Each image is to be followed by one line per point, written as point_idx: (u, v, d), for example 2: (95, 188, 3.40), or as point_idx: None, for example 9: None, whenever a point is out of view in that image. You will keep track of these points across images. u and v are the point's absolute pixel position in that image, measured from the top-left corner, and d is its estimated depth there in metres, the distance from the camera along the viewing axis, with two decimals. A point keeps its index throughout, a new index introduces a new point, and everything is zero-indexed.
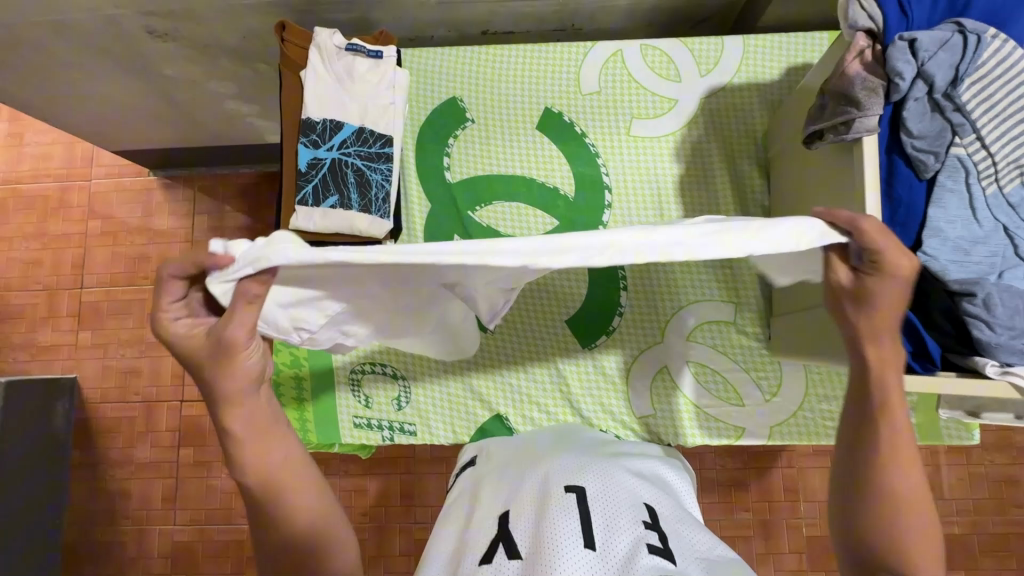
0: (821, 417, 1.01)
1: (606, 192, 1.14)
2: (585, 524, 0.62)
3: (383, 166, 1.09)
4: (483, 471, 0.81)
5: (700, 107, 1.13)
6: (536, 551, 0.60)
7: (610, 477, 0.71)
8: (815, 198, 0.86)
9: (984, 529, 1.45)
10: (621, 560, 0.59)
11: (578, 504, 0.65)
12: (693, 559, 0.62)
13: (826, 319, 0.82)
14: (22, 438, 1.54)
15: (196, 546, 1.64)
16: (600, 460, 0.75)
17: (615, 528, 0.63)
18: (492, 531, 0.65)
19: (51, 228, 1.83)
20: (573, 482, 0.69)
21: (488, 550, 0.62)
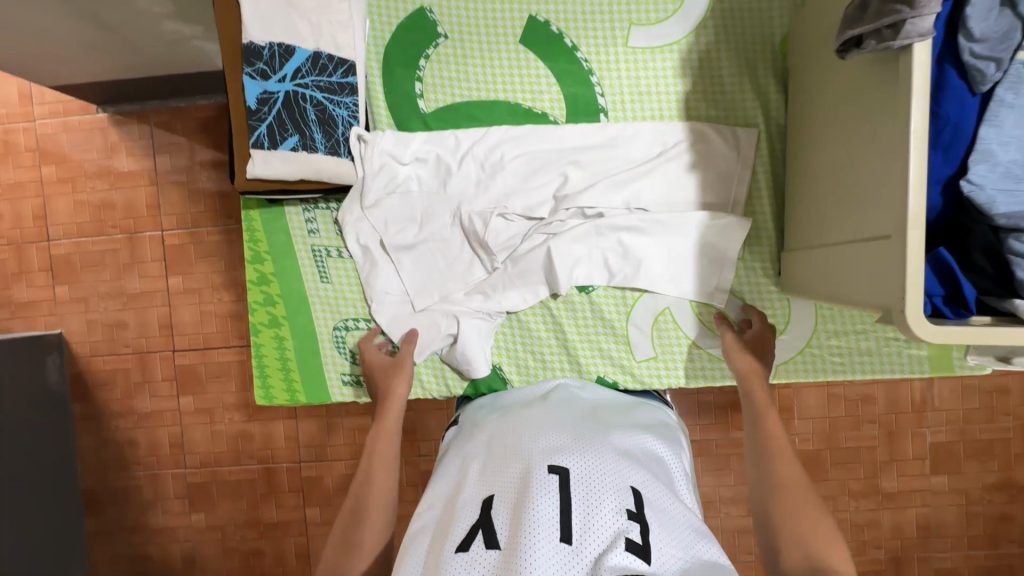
0: (828, 352, 1.03)
1: (602, 117, 1.02)
2: (566, 514, 0.62)
3: (346, 99, 0.99)
4: (467, 442, 0.82)
5: (710, 9, 0.98)
6: (513, 540, 0.60)
7: (599, 460, 0.70)
8: (847, 116, 0.77)
9: (970, 436, 1.50)
10: (596, 555, 0.59)
11: (560, 491, 0.64)
12: (671, 556, 0.62)
13: (842, 258, 0.77)
14: (18, 397, 1.53)
15: (211, 486, 1.69)
16: (589, 439, 0.75)
17: (595, 518, 0.63)
18: (471, 514, 0.65)
19: (3, 176, 1.68)
20: (558, 464, 0.69)
21: (466, 535, 0.62)
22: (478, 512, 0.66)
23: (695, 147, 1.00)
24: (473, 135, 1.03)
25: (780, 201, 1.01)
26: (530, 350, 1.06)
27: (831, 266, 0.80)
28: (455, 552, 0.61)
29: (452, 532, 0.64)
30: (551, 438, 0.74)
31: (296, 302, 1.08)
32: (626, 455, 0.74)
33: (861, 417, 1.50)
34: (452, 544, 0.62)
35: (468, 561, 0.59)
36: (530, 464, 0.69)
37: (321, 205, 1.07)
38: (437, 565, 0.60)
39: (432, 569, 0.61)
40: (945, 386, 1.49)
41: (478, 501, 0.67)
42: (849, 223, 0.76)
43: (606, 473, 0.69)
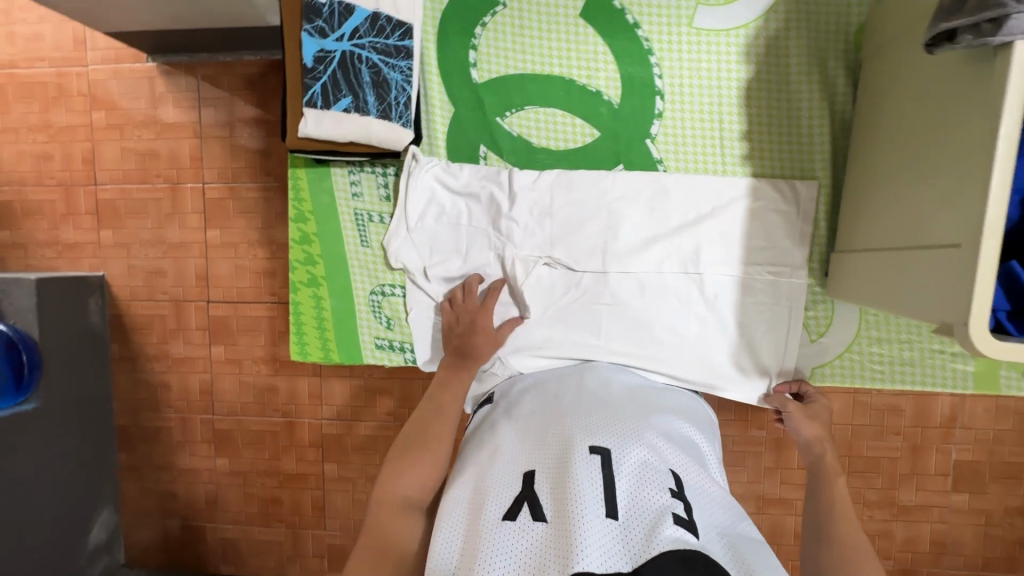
0: (869, 357, 1.01)
1: (658, 99, 0.99)
2: (610, 490, 0.63)
3: (401, 63, 0.98)
4: (501, 417, 0.83)
5: None
6: (560, 513, 0.60)
7: (638, 440, 0.71)
8: (924, 117, 0.73)
9: (997, 457, 1.46)
10: (645, 525, 0.59)
11: (603, 468, 0.65)
12: (715, 534, 0.62)
13: (900, 268, 0.75)
14: (62, 332, 1.61)
15: (236, 434, 1.76)
16: (627, 420, 0.76)
17: (639, 496, 0.63)
18: (514, 488, 0.65)
19: (55, 119, 1.73)
20: (598, 443, 0.70)
21: (511, 506, 0.63)
22: (520, 485, 0.66)
23: (750, 139, 0.98)
24: (525, 117, 1.02)
25: (835, 202, 0.98)
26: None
27: (886, 274, 0.78)
28: (501, 521, 0.61)
29: (495, 503, 0.64)
30: (589, 418, 0.76)
31: (335, 263, 1.10)
32: (663, 438, 0.75)
33: (885, 428, 1.47)
34: (499, 514, 0.62)
35: (516, 531, 0.59)
36: (572, 442, 0.70)
37: (366, 168, 1.07)
38: (483, 532, 0.60)
39: (476, 536, 0.61)
40: (977, 405, 1.45)
41: (518, 474, 0.68)
42: (914, 232, 0.73)
43: (647, 454, 0.69)
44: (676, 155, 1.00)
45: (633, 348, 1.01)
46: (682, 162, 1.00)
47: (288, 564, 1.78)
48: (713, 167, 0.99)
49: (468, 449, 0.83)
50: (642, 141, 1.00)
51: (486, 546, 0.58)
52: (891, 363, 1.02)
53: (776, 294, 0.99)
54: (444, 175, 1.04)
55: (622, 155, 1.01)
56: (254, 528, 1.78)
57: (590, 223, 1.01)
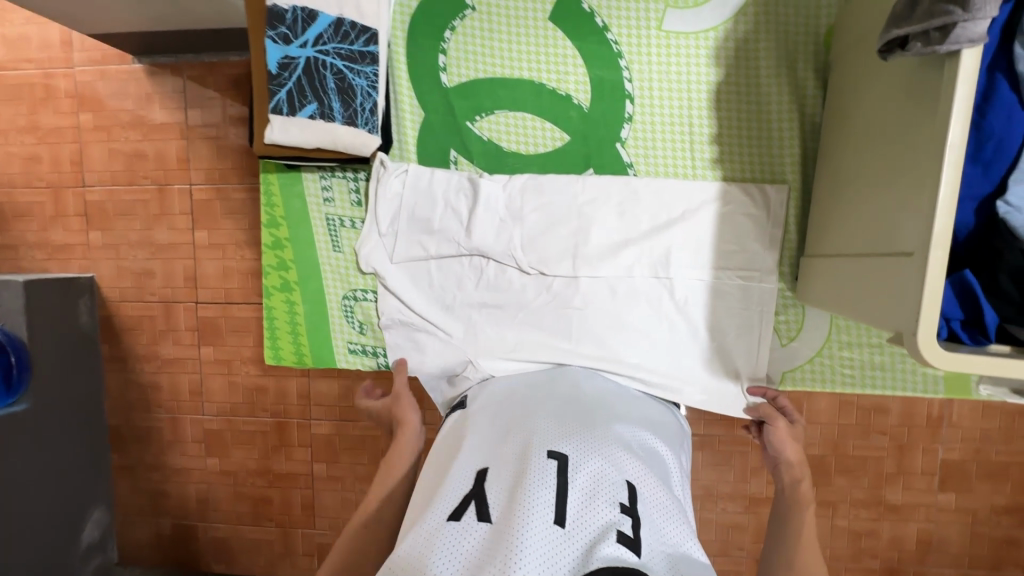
0: (839, 363, 1.02)
1: (628, 102, 0.98)
2: (561, 498, 0.63)
3: (367, 68, 0.97)
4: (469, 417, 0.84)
5: None
6: (506, 516, 0.61)
7: (598, 450, 0.71)
8: (886, 122, 0.73)
9: (984, 456, 1.45)
10: (588, 538, 0.60)
11: (556, 475, 0.65)
12: (660, 551, 0.62)
13: (861, 273, 0.74)
14: (51, 334, 1.62)
15: (225, 433, 1.77)
16: (591, 428, 0.76)
17: (589, 505, 0.63)
18: (466, 487, 0.66)
19: (43, 120, 1.73)
20: (556, 449, 0.70)
21: (459, 505, 0.64)
22: (473, 486, 0.67)
23: (720, 142, 0.97)
24: (495, 120, 1.02)
25: (806, 206, 0.97)
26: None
27: (850, 279, 0.78)
28: (446, 521, 0.62)
29: (445, 502, 0.65)
30: (551, 423, 0.76)
31: (308, 268, 1.10)
32: (625, 448, 0.75)
33: (871, 427, 1.47)
34: (447, 513, 0.63)
35: (461, 531, 0.60)
36: (530, 446, 0.70)
37: (338, 173, 1.07)
38: (429, 528, 0.61)
39: (422, 532, 0.62)
40: (964, 404, 1.44)
41: (474, 471, 0.69)
42: (871, 240, 0.74)
43: (604, 464, 0.69)
44: (646, 159, 1.00)
45: (603, 352, 1.01)
46: (652, 166, 1.00)
47: (279, 562, 1.80)
48: (682, 171, 0.99)
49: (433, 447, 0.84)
50: (613, 145, 1.00)
51: (429, 543, 0.59)
52: (862, 366, 1.02)
53: (747, 301, 0.99)
54: (414, 179, 1.03)
55: (593, 159, 1.01)
56: (245, 526, 1.80)
57: (560, 228, 1.01)
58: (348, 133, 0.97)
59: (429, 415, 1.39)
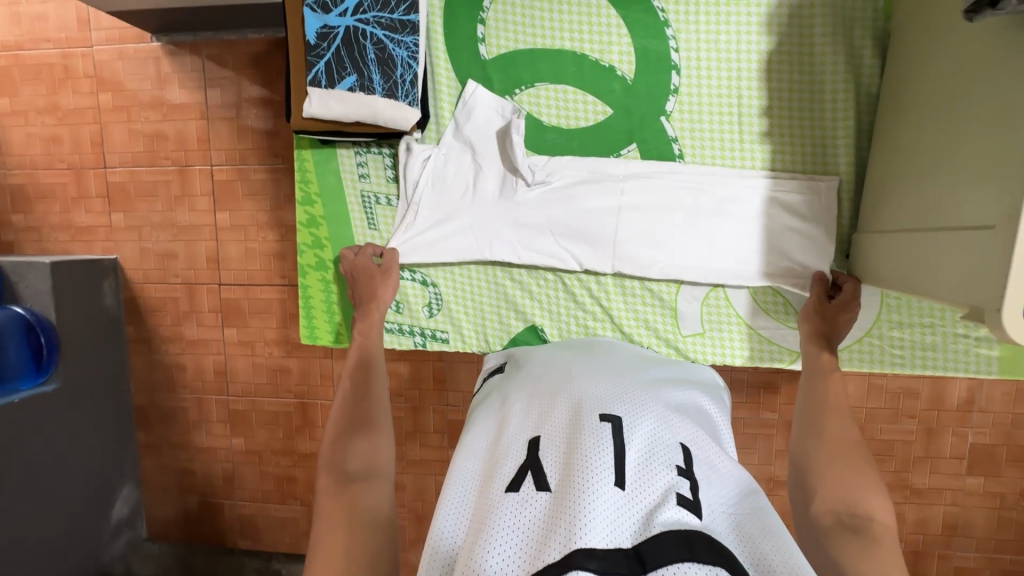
0: (889, 342, 1.00)
1: (674, 73, 0.95)
2: (618, 460, 0.62)
3: (407, 38, 0.94)
4: (510, 385, 0.82)
5: None
6: (565, 484, 0.60)
7: (649, 414, 0.71)
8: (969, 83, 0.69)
9: (1016, 441, 1.43)
10: (649, 503, 0.59)
11: (611, 437, 0.65)
12: (721, 513, 0.62)
13: (933, 242, 0.72)
14: (78, 314, 1.63)
15: (250, 413, 1.79)
16: (639, 389, 0.76)
17: (647, 469, 0.63)
18: (520, 456, 0.66)
19: (62, 101, 1.72)
20: (608, 411, 0.69)
21: (516, 476, 0.63)
22: (527, 456, 0.66)
23: (770, 113, 0.94)
24: (535, 94, 0.99)
25: (859, 181, 0.94)
26: (575, 316, 1.05)
27: (915, 250, 0.76)
28: (505, 492, 0.61)
29: (501, 473, 0.64)
30: (601, 385, 0.76)
31: (343, 247, 1.09)
32: (675, 411, 0.75)
33: (900, 411, 1.45)
34: (503, 484, 0.62)
35: (521, 502, 0.59)
36: (581, 409, 0.70)
37: (372, 149, 1.06)
38: (488, 502, 0.61)
39: (484, 502, 0.62)
40: (997, 389, 1.42)
41: (526, 442, 0.67)
42: (938, 214, 0.72)
43: (656, 426, 0.69)
44: (692, 133, 0.97)
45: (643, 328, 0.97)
46: (698, 141, 0.97)
47: (303, 539, 1.83)
48: (729, 145, 0.96)
49: (476, 409, 0.83)
50: (657, 119, 0.97)
51: (490, 515, 0.59)
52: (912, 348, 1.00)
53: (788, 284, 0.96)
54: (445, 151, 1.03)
55: (636, 132, 0.98)
56: (270, 504, 1.82)
57: (599, 204, 0.99)
58: (387, 106, 0.95)
59: (454, 396, 1.39)
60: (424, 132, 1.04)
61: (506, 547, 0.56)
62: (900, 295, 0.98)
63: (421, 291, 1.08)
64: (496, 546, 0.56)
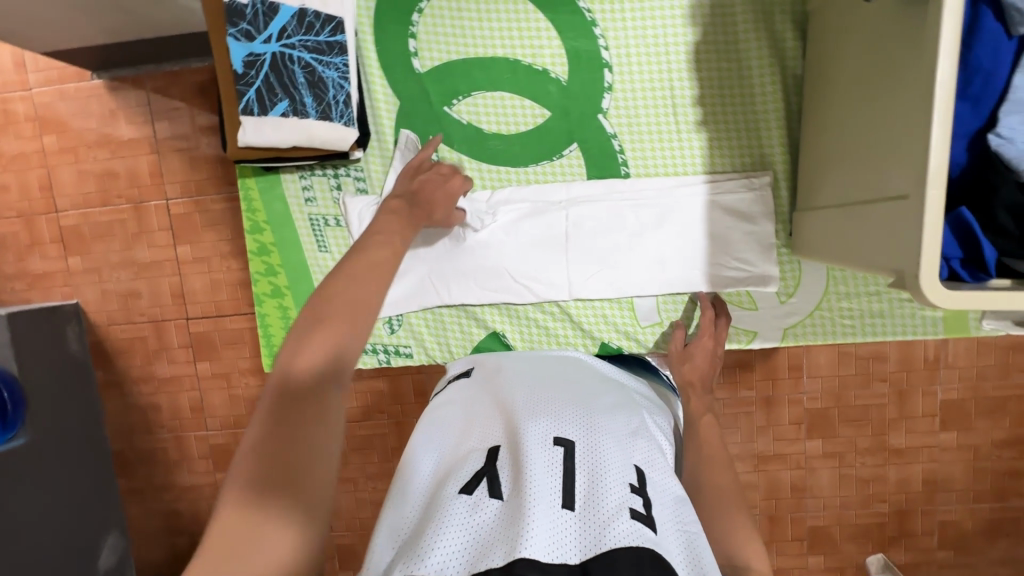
0: (840, 314, 1.02)
1: (606, 71, 0.97)
2: (571, 478, 0.63)
3: (336, 59, 0.95)
4: (474, 392, 0.82)
5: None
6: (517, 491, 0.60)
7: (606, 431, 0.72)
8: (872, 60, 0.72)
9: (982, 392, 1.48)
10: (603, 518, 0.59)
11: (563, 459, 0.65)
12: (672, 534, 0.63)
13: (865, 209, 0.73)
14: (41, 365, 1.59)
15: (232, 446, 1.76)
16: (600, 407, 0.77)
17: (602, 486, 0.63)
18: (478, 461, 0.65)
19: (5, 147, 1.68)
20: (565, 430, 0.70)
21: (471, 479, 0.63)
22: (486, 462, 0.65)
23: (705, 101, 0.96)
24: (473, 102, 1.00)
25: (793, 161, 0.97)
26: (535, 319, 1.05)
27: (846, 229, 0.78)
28: (459, 495, 0.61)
29: (458, 476, 0.64)
30: (562, 398, 0.76)
31: (297, 272, 1.08)
32: (634, 430, 0.76)
33: (871, 375, 1.49)
34: (458, 487, 0.62)
35: (473, 505, 0.59)
36: (540, 420, 0.70)
37: (317, 171, 1.05)
38: (440, 504, 0.61)
39: (432, 506, 0.62)
40: (959, 344, 1.46)
41: (485, 450, 0.67)
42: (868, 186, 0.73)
43: (614, 444, 0.70)
44: (630, 128, 0.98)
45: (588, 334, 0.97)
46: (636, 135, 0.99)
47: None
48: (667, 136, 0.98)
49: (436, 406, 0.82)
50: (595, 117, 0.98)
51: (439, 517, 0.58)
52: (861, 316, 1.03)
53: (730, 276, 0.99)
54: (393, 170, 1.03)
55: (576, 133, 0.99)
56: None
57: (546, 205, 1.01)
58: (325, 128, 0.94)
59: None
60: (366, 150, 1.03)
61: (454, 549, 0.55)
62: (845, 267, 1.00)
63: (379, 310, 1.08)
64: (441, 546, 0.55)
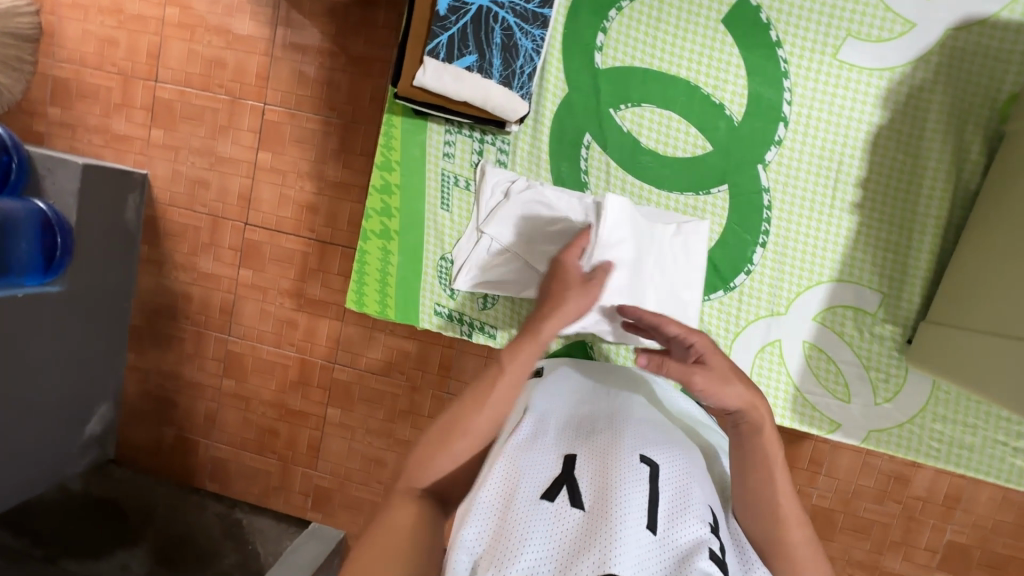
0: (929, 433, 1.03)
1: (781, 125, 0.98)
2: (654, 501, 0.67)
3: (536, 31, 0.96)
4: (546, 392, 0.87)
5: (940, 43, 0.93)
6: (598, 508, 0.65)
7: (686, 463, 0.75)
8: None
9: (991, 547, 1.44)
10: (677, 554, 0.64)
11: (647, 480, 0.69)
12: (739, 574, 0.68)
13: None
14: (97, 224, 1.59)
15: (247, 359, 1.76)
16: (674, 437, 0.80)
17: (681, 517, 0.67)
18: (556, 468, 0.70)
19: (127, 5, 1.68)
20: (648, 453, 0.73)
21: (551, 486, 0.68)
22: (562, 468, 0.70)
23: (863, 185, 0.99)
24: (642, 110, 1.02)
25: (938, 272, 0.98)
26: (626, 338, 1.09)
27: (973, 364, 0.85)
28: (540, 500, 0.66)
29: (538, 479, 0.69)
30: (642, 424, 0.80)
31: (411, 221, 1.11)
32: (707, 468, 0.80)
33: (888, 493, 1.46)
34: (539, 491, 0.67)
35: (556, 515, 0.64)
36: (623, 443, 0.74)
37: (463, 131, 1.07)
38: (527, 508, 0.65)
39: (517, 501, 0.66)
40: (985, 492, 1.43)
41: (562, 455, 0.72)
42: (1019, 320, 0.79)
43: (692, 477, 0.74)
44: (785, 186, 1.00)
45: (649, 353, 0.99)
46: (789, 195, 1.00)
47: (272, 493, 1.81)
48: (818, 208, 1.00)
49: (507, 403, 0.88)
50: (755, 166, 1.00)
51: (526, 521, 0.63)
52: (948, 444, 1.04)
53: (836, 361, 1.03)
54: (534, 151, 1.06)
55: (729, 174, 1.01)
56: (246, 452, 1.80)
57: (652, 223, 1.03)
58: (502, 97, 0.95)
59: None
60: (520, 127, 1.05)
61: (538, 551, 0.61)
62: (950, 390, 1.01)
63: None
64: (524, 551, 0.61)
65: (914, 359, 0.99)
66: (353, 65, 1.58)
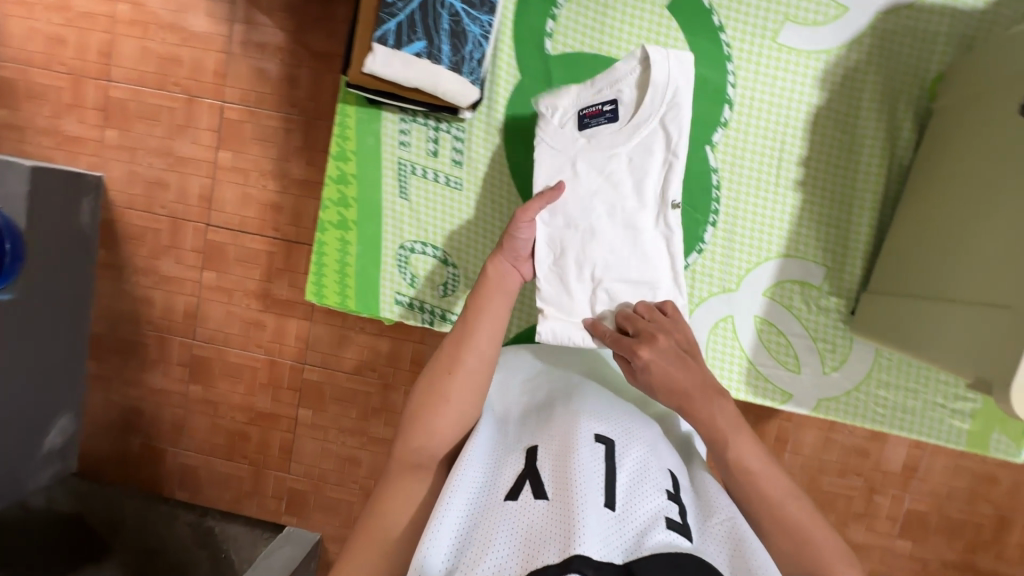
0: (874, 399, 1.07)
1: (726, 107, 1.02)
2: (612, 480, 0.69)
3: (483, 16, 0.97)
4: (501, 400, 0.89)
5: (871, 26, 0.97)
6: (559, 495, 0.66)
7: (639, 440, 0.78)
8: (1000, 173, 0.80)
9: (947, 512, 1.51)
10: (639, 525, 0.64)
11: (604, 458, 0.71)
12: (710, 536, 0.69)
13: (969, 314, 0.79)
14: (51, 229, 1.53)
15: (214, 362, 1.73)
16: (627, 415, 0.83)
17: (639, 491, 0.69)
18: (518, 468, 0.72)
19: (74, 2, 1.62)
20: (601, 435, 0.76)
21: (514, 487, 0.69)
22: (525, 465, 0.72)
23: (806, 163, 1.02)
24: None
25: (877, 245, 1.03)
26: None
27: (913, 328, 0.89)
28: (504, 501, 0.67)
29: (501, 485, 0.70)
30: (594, 406, 0.82)
31: (369, 211, 1.11)
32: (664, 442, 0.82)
33: (849, 466, 1.51)
34: (503, 494, 0.68)
35: (520, 509, 0.65)
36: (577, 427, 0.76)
37: (418, 119, 1.07)
38: (491, 511, 0.66)
39: (484, 511, 0.67)
40: (938, 460, 1.50)
41: (523, 453, 0.74)
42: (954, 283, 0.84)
43: (647, 453, 0.76)
44: (732, 167, 1.03)
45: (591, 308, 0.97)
46: (736, 175, 1.04)
47: (245, 499, 1.78)
48: (764, 188, 1.04)
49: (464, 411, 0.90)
50: (703, 147, 1.03)
51: (492, 523, 0.64)
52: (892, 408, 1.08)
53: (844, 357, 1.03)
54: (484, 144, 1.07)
55: None
56: (217, 458, 1.77)
57: None
58: (451, 81, 0.96)
59: None
60: (474, 113, 1.06)
61: (504, 553, 0.60)
62: (892, 356, 1.06)
63: (440, 269, 1.12)
64: (494, 552, 0.61)
65: (856, 328, 1.03)
66: (312, 61, 1.56)
